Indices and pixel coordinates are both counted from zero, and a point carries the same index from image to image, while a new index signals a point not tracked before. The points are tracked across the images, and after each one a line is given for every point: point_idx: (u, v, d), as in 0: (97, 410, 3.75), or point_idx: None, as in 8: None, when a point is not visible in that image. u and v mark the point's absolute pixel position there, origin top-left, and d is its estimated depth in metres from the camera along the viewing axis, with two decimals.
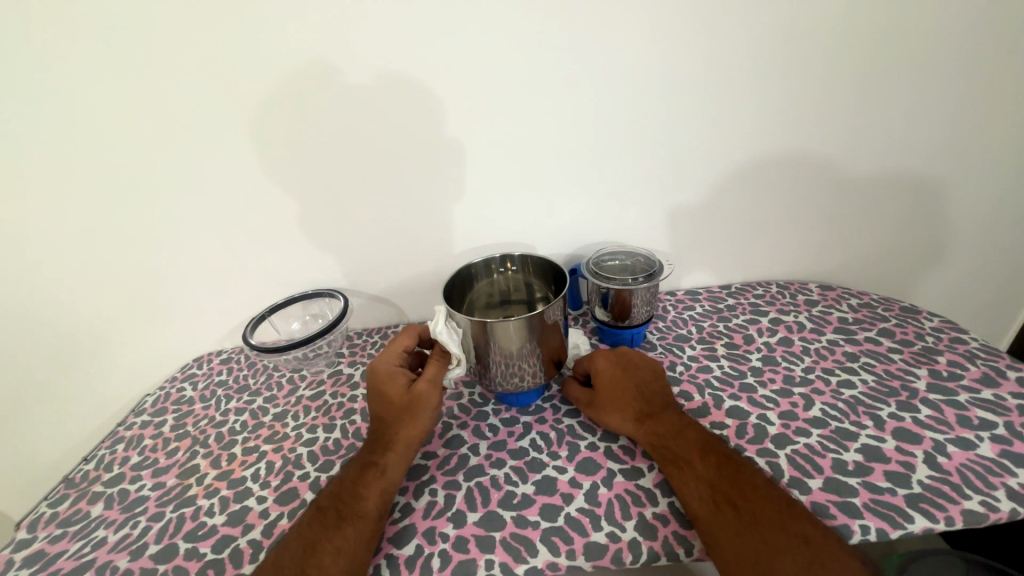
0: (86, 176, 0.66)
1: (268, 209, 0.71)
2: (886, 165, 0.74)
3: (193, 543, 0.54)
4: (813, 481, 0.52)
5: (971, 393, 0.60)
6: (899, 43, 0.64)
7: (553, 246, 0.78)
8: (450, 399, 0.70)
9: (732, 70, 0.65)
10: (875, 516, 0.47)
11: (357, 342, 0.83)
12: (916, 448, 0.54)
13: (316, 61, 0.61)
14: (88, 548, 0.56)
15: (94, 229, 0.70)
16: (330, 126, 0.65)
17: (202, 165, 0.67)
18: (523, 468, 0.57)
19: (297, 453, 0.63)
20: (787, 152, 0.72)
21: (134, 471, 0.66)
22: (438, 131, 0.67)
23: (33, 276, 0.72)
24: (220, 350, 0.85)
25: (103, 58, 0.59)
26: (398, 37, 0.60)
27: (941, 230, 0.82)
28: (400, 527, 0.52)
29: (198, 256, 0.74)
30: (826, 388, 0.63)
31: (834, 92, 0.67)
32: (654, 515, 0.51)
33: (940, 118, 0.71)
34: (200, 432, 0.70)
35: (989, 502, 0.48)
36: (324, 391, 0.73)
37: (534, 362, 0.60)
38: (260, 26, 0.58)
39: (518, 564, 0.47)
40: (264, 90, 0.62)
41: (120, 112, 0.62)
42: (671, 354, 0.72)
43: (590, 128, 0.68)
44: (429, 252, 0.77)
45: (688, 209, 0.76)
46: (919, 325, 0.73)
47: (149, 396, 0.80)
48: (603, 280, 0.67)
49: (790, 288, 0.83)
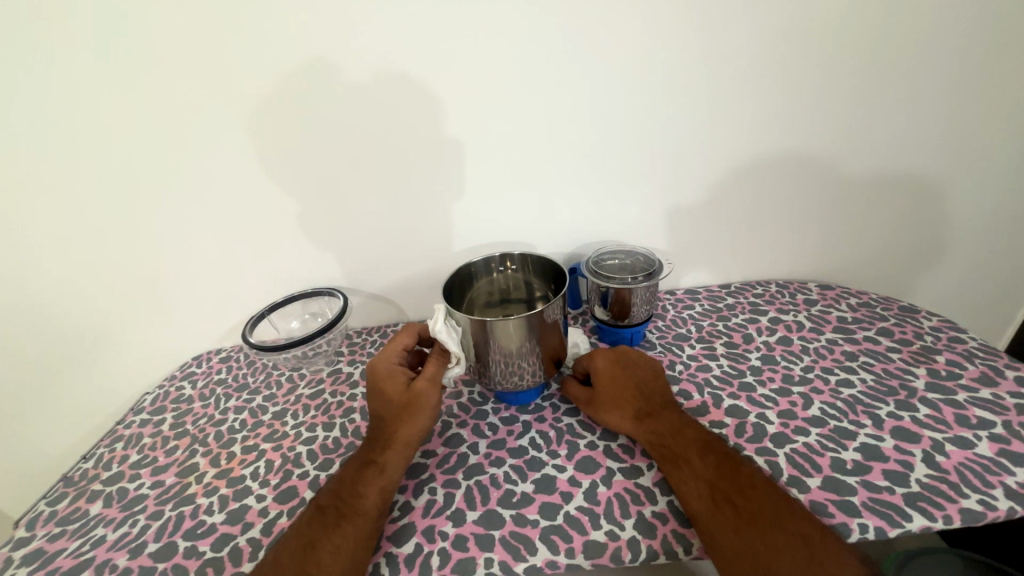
0: (84, 174, 0.66)
1: (267, 207, 0.71)
2: (885, 165, 0.74)
3: (193, 541, 0.54)
4: (812, 480, 0.52)
5: (970, 392, 0.61)
6: (899, 41, 0.64)
7: (552, 245, 0.78)
8: (449, 398, 0.70)
9: (731, 68, 0.65)
10: (874, 515, 0.48)
11: (357, 340, 0.83)
12: (914, 447, 0.54)
13: (314, 58, 0.60)
14: (88, 546, 0.56)
15: (93, 227, 0.70)
16: (329, 124, 0.65)
17: (200, 163, 0.66)
18: (523, 467, 0.57)
19: (297, 451, 0.63)
20: (786, 151, 0.72)
21: (133, 470, 0.66)
22: (437, 129, 0.67)
23: (31, 275, 0.72)
24: (219, 348, 0.85)
25: (99, 55, 0.59)
26: (396, 35, 0.60)
27: (941, 229, 0.82)
28: (400, 525, 0.52)
29: (197, 255, 0.74)
30: (825, 387, 0.64)
31: (834, 91, 0.67)
32: (653, 513, 0.51)
33: (940, 118, 0.71)
34: (200, 430, 0.70)
35: (986, 501, 0.48)
36: (324, 390, 0.73)
37: (534, 360, 0.60)
38: (257, 24, 0.58)
39: (517, 562, 0.47)
40: (262, 87, 0.62)
41: (117, 110, 0.62)
42: (671, 353, 0.72)
43: (589, 127, 0.68)
44: (428, 251, 0.77)
45: (688, 209, 0.76)
46: (918, 324, 0.73)
47: (148, 394, 0.80)
48: (603, 279, 0.67)
49: (789, 288, 0.83)
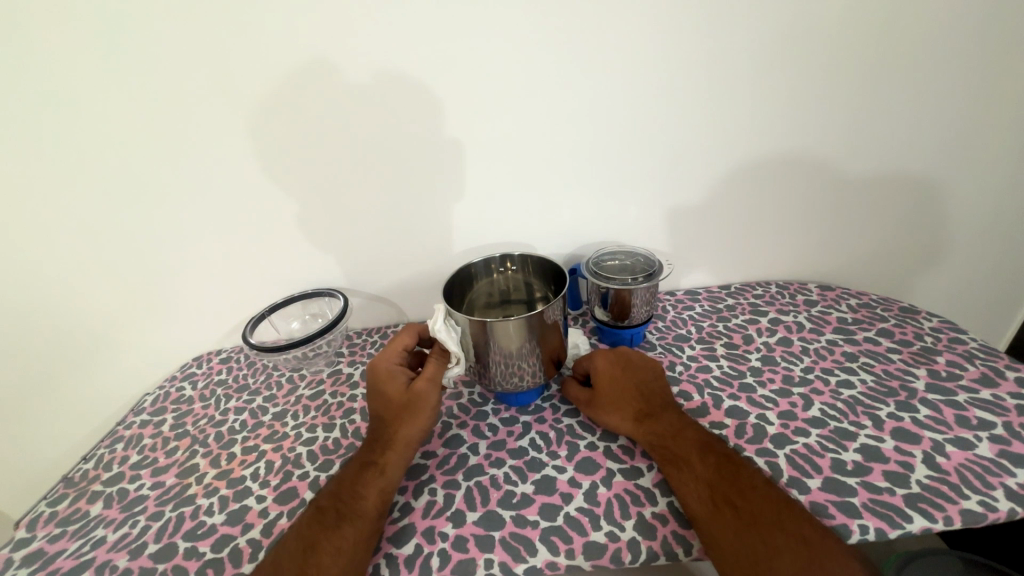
0: (87, 176, 0.66)
1: (269, 209, 0.71)
2: (886, 165, 0.74)
3: (193, 542, 0.54)
4: (812, 480, 0.52)
5: (970, 393, 0.60)
6: (899, 45, 0.65)
7: (553, 245, 0.78)
8: (449, 399, 0.70)
9: (732, 70, 0.65)
10: (874, 516, 0.48)
11: (357, 341, 0.83)
12: (915, 448, 0.54)
13: (317, 60, 0.61)
14: (88, 547, 0.56)
15: (96, 229, 0.70)
16: (331, 125, 0.65)
17: (202, 165, 0.67)
18: (523, 468, 0.57)
19: (298, 452, 0.63)
20: (787, 151, 0.72)
21: (133, 471, 0.66)
22: (439, 131, 0.67)
23: (32, 276, 0.72)
24: (220, 349, 0.85)
25: (104, 59, 0.59)
26: (399, 39, 0.60)
27: (941, 230, 0.82)
28: (400, 526, 0.52)
29: (199, 255, 0.74)
30: (825, 388, 0.63)
31: (835, 92, 0.68)
32: (654, 514, 0.51)
33: (940, 118, 0.71)
34: (200, 431, 0.70)
35: (987, 502, 0.48)
36: (324, 391, 0.73)
37: (534, 361, 0.60)
38: (261, 27, 0.58)
39: (518, 564, 0.47)
40: (264, 89, 0.62)
41: (121, 113, 0.62)
42: (671, 353, 0.72)
43: (589, 129, 0.68)
44: (429, 252, 0.77)
45: (688, 210, 0.76)
46: (918, 325, 0.73)
47: (148, 396, 0.80)
48: (603, 280, 0.67)
49: (789, 288, 0.84)
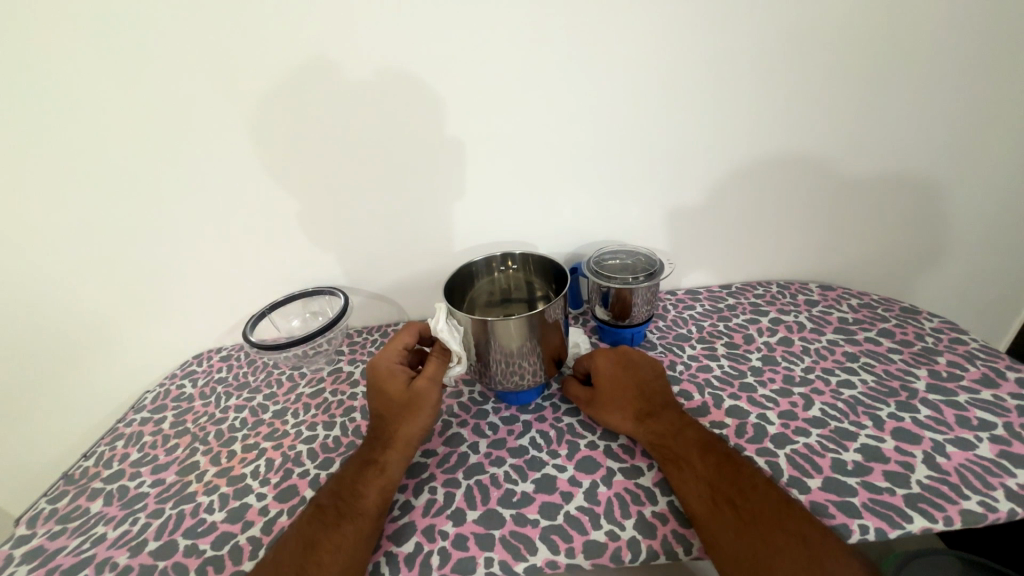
0: (86, 174, 0.66)
1: (268, 208, 0.71)
2: (887, 165, 0.74)
3: (193, 540, 0.54)
4: (812, 480, 0.52)
5: (971, 393, 0.60)
6: (899, 46, 0.65)
7: (553, 244, 0.78)
8: (450, 397, 0.70)
9: (733, 71, 0.65)
10: (874, 516, 0.48)
11: (357, 340, 0.83)
12: (915, 448, 0.54)
13: (315, 60, 0.61)
14: (88, 544, 0.56)
15: (95, 228, 0.70)
16: (330, 125, 0.65)
17: (201, 164, 0.67)
18: (523, 467, 0.57)
19: (297, 450, 0.63)
20: (788, 151, 0.72)
21: (133, 468, 0.66)
22: (439, 130, 0.67)
23: (31, 275, 0.72)
24: (220, 347, 0.85)
25: (100, 58, 0.59)
26: (399, 39, 0.60)
27: (940, 231, 0.82)
28: (400, 524, 0.52)
29: (197, 254, 0.74)
30: (826, 388, 0.63)
31: (836, 92, 0.67)
32: (654, 513, 0.51)
33: (941, 118, 0.71)
34: (200, 429, 0.70)
35: (988, 502, 0.48)
36: (324, 389, 0.73)
37: (534, 360, 0.60)
38: (259, 26, 0.58)
39: (518, 563, 0.47)
40: (262, 88, 0.62)
41: (119, 111, 0.62)
42: (671, 353, 0.72)
43: (589, 129, 0.68)
44: (429, 250, 0.77)
45: (689, 211, 0.76)
46: (919, 325, 0.73)
47: (148, 393, 0.80)
48: (603, 279, 0.67)
49: (790, 288, 0.84)
